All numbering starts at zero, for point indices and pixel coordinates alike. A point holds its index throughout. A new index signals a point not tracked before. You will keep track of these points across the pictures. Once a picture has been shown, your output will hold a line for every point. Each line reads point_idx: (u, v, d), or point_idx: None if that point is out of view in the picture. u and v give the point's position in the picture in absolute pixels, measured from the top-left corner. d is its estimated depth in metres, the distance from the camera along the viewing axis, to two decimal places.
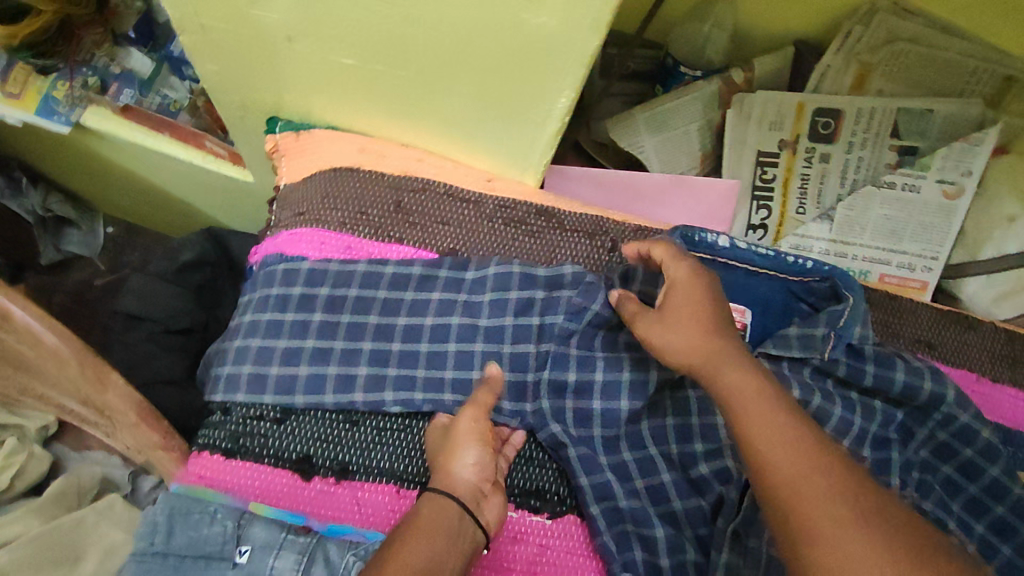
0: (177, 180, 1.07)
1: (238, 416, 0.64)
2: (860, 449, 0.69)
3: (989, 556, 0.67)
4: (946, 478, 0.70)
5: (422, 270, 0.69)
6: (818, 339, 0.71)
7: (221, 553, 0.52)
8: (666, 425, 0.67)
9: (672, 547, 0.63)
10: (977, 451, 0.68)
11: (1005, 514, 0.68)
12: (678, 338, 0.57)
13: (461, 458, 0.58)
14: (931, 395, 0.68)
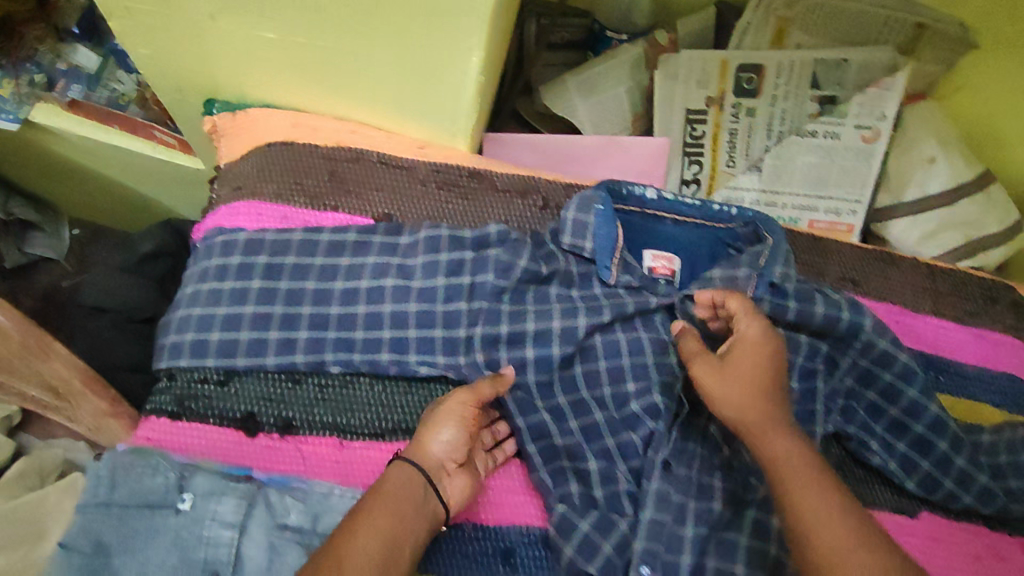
0: (134, 175, 1.11)
1: (183, 380, 0.66)
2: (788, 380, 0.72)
3: (909, 472, 0.73)
4: (870, 403, 0.74)
5: (356, 237, 0.72)
6: (741, 279, 0.74)
7: (164, 501, 0.54)
8: (598, 368, 0.71)
9: (608, 481, 0.67)
10: (895, 374, 0.73)
11: (922, 431, 0.73)
12: (736, 390, 0.60)
13: (434, 434, 0.61)
14: (850, 324, 0.72)
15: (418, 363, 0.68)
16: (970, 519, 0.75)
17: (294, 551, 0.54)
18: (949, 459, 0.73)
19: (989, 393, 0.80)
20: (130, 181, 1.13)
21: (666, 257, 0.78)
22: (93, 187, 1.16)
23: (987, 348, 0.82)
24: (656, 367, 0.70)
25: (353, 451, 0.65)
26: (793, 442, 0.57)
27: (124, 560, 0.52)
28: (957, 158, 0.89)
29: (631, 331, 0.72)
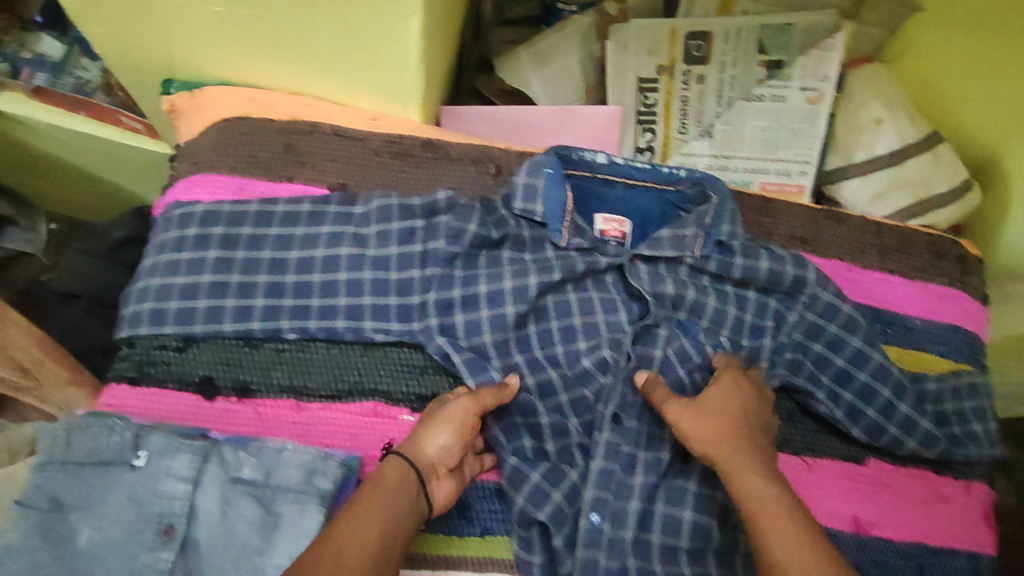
0: (102, 161, 1.11)
1: (142, 346, 0.68)
2: (737, 337, 0.76)
3: (856, 420, 0.76)
4: (816, 357, 0.76)
5: (311, 207, 0.73)
6: (688, 239, 0.76)
7: (119, 458, 0.56)
8: (550, 329, 0.73)
9: (559, 434, 0.70)
10: (840, 325, 0.76)
11: (866, 380, 0.76)
12: (711, 426, 0.64)
13: (435, 437, 0.62)
14: (792, 278, 0.76)
15: (373, 330, 0.70)
16: (916, 464, 0.79)
17: (247, 502, 0.56)
18: (891, 407, 0.76)
19: (933, 343, 0.84)
20: (98, 167, 1.13)
21: (618, 220, 0.81)
22: (62, 173, 1.15)
23: (932, 301, 0.85)
24: (607, 327, 0.74)
25: (311, 412, 0.67)
26: (765, 476, 0.60)
27: (79, 516, 0.54)
28: (904, 119, 0.91)
29: (583, 292, 0.75)
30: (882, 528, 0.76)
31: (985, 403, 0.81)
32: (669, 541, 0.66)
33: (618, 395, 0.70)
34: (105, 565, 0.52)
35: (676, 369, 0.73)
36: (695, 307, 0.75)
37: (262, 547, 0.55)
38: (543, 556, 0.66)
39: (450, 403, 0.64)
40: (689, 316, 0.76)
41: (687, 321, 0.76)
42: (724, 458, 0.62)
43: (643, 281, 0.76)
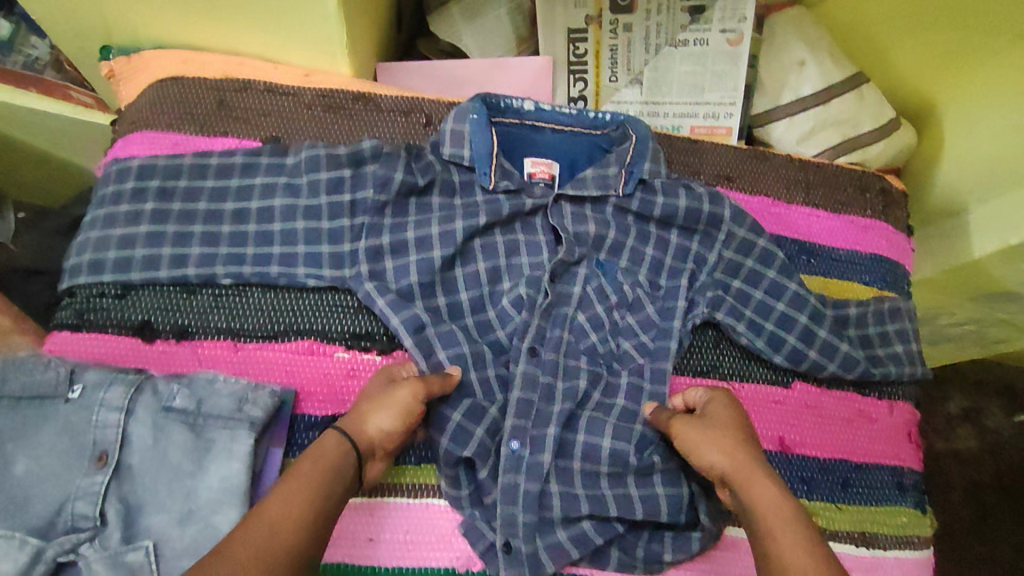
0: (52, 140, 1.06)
1: (83, 295, 0.70)
2: (657, 276, 0.79)
3: (777, 347, 0.79)
4: (737, 291, 0.79)
5: (244, 159, 0.75)
6: (612, 177, 0.80)
7: (53, 392, 0.58)
8: (478, 269, 0.76)
9: (483, 373, 0.72)
10: (756, 259, 0.80)
11: (784, 309, 0.79)
12: (718, 441, 0.63)
13: (377, 418, 0.62)
14: (709, 215, 0.79)
15: (306, 275, 0.72)
16: (841, 387, 0.82)
17: (177, 429, 0.59)
18: (811, 332, 0.79)
19: (858, 273, 0.87)
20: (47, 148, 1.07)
21: (545, 163, 0.84)
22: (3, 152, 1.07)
23: (854, 234, 0.89)
24: (531, 268, 0.77)
25: (248, 352, 0.70)
26: (775, 486, 0.58)
27: (14, 446, 0.56)
28: (827, 60, 0.94)
29: (510, 234, 0.78)
30: (805, 447, 0.79)
31: (907, 325, 0.84)
32: (588, 466, 0.70)
33: (541, 333, 0.74)
34: (41, 491, 0.56)
35: (595, 306, 0.77)
36: (612, 245, 0.79)
37: (193, 470, 0.59)
38: (468, 490, 0.69)
39: (398, 386, 0.64)
40: (609, 256, 0.80)
41: (607, 261, 0.80)
42: (733, 471, 0.61)
43: (565, 220, 0.79)
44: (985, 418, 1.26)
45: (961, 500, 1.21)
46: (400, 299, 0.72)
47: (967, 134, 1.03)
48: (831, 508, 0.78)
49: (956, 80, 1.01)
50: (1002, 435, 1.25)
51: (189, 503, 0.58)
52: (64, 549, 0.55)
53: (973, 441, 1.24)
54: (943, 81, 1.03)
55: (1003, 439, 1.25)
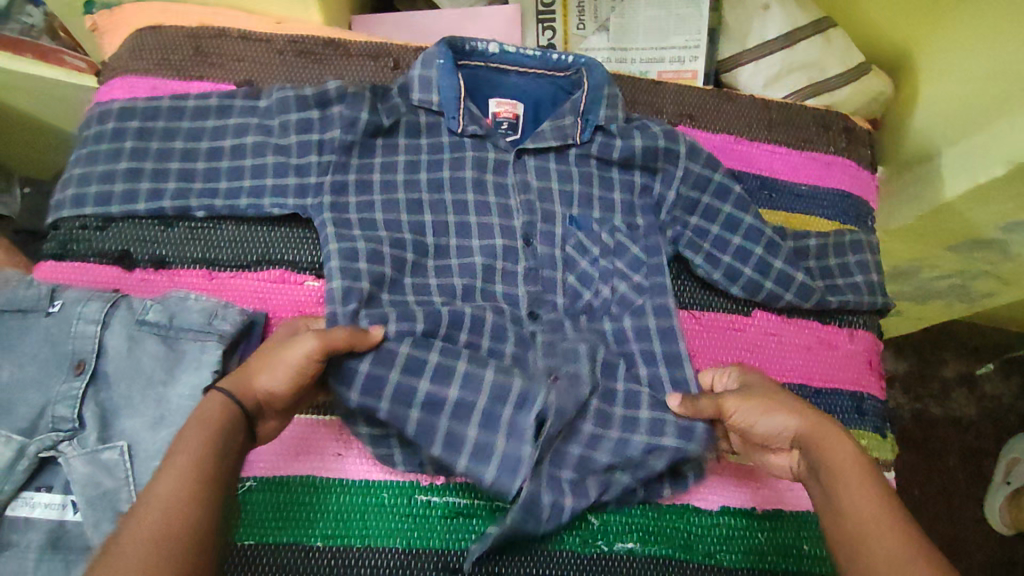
0: (45, 109, 1.03)
1: (67, 227, 0.75)
2: (629, 217, 0.82)
3: (735, 282, 0.81)
4: (696, 227, 0.81)
5: (218, 101, 0.78)
6: (569, 127, 0.82)
7: (36, 306, 0.62)
8: (447, 224, 0.78)
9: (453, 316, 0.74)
10: (711, 197, 0.82)
11: (739, 246, 0.81)
12: (788, 407, 0.63)
13: (260, 377, 0.61)
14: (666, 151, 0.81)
15: (270, 206, 0.75)
16: (801, 315, 0.84)
17: (151, 340, 0.63)
18: (766, 263, 0.80)
19: (820, 208, 0.89)
20: (42, 116, 1.05)
21: (509, 103, 0.87)
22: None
23: (818, 170, 0.91)
24: (496, 210, 0.79)
25: (222, 280, 0.74)
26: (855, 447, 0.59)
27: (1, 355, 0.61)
28: (792, 5, 0.96)
29: (479, 175, 0.80)
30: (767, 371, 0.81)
31: (868, 257, 0.86)
32: None
33: (503, 270, 0.77)
34: (24, 395, 0.60)
35: (580, 263, 0.78)
36: (581, 195, 0.81)
37: (166, 378, 0.62)
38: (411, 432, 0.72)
39: (291, 346, 0.62)
40: (581, 211, 0.81)
41: (580, 215, 0.80)
42: (811, 436, 0.61)
43: (531, 175, 0.81)
44: (981, 384, 1.28)
45: (959, 464, 1.22)
46: (364, 233, 0.74)
47: (946, 82, 1.03)
48: None
49: (935, 27, 1.01)
50: (1001, 401, 1.27)
51: (161, 408, 0.62)
52: (47, 446, 0.59)
53: (971, 408, 1.26)
54: (925, 29, 1.03)
55: (1002, 403, 1.27)
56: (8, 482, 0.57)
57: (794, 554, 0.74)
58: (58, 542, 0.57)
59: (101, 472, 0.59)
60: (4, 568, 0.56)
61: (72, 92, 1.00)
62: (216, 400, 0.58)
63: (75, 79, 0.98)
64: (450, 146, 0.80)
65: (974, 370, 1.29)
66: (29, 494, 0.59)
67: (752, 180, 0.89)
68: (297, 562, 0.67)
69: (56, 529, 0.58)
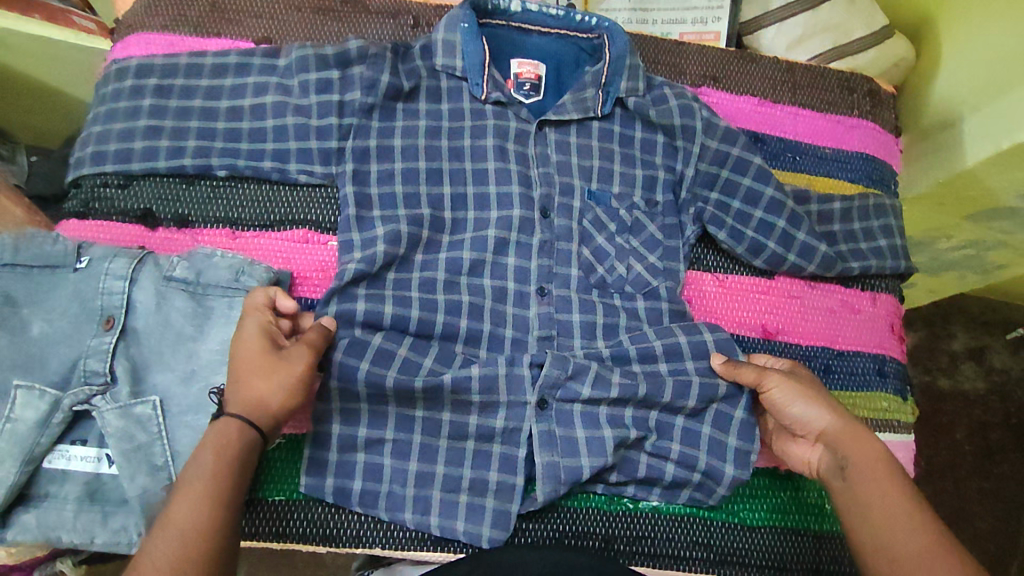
0: (58, 71, 1.02)
1: (87, 185, 0.74)
2: (651, 185, 0.81)
3: (758, 251, 0.80)
4: (717, 197, 0.81)
5: (237, 59, 0.76)
6: (590, 99, 0.81)
7: (63, 262, 0.62)
8: (466, 192, 0.77)
9: (478, 284, 0.74)
10: (733, 164, 0.81)
11: (762, 216, 0.80)
12: (814, 399, 0.65)
13: (270, 396, 0.57)
14: (683, 125, 0.81)
15: (298, 171, 0.74)
16: (824, 279, 0.84)
17: (179, 296, 0.63)
18: (789, 236, 0.80)
19: (843, 171, 0.88)
20: (53, 80, 1.03)
21: (532, 63, 0.84)
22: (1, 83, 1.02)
23: (842, 133, 0.90)
24: (518, 174, 0.77)
25: (246, 239, 0.75)
26: (873, 441, 0.62)
27: (31, 310, 0.60)
28: None
29: (501, 139, 0.78)
30: (790, 335, 0.82)
31: (892, 221, 0.85)
32: None
33: (523, 237, 0.76)
34: (56, 350, 0.60)
35: (596, 238, 0.78)
36: (603, 161, 0.80)
37: (195, 334, 0.62)
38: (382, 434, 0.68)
39: (291, 359, 0.58)
40: (602, 180, 0.80)
41: (599, 191, 0.79)
42: (833, 432, 0.63)
43: (550, 146, 0.80)
44: (990, 358, 1.28)
45: (966, 438, 1.23)
46: (382, 205, 0.75)
47: (975, 46, 1.00)
48: None
49: None
50: (1010, 374, 1.27)
51: (191, 364, 0.61)
52: (80, 400, 0.59)
53: (980, 381, 1.26)
54: None
55: (1011, 377, 1.27)
56: (45, 435, 0.58)
57: (815, 512, 0.74)
58: (96, 494, 0.58)
59: (135, 426, 0.59)
60: (44, 516, 0.57)
61: (83, 52, 0.98)
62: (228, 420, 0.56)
63: (84, 39, 0.96)
64: (471, 112, 0.79)
65: (983, 345, 1.29)
66: (65, 447, 0.59)
67: (775, 142, 0.88)
68: (327, 518, 0.69)
69: (93, 482, 0.58)
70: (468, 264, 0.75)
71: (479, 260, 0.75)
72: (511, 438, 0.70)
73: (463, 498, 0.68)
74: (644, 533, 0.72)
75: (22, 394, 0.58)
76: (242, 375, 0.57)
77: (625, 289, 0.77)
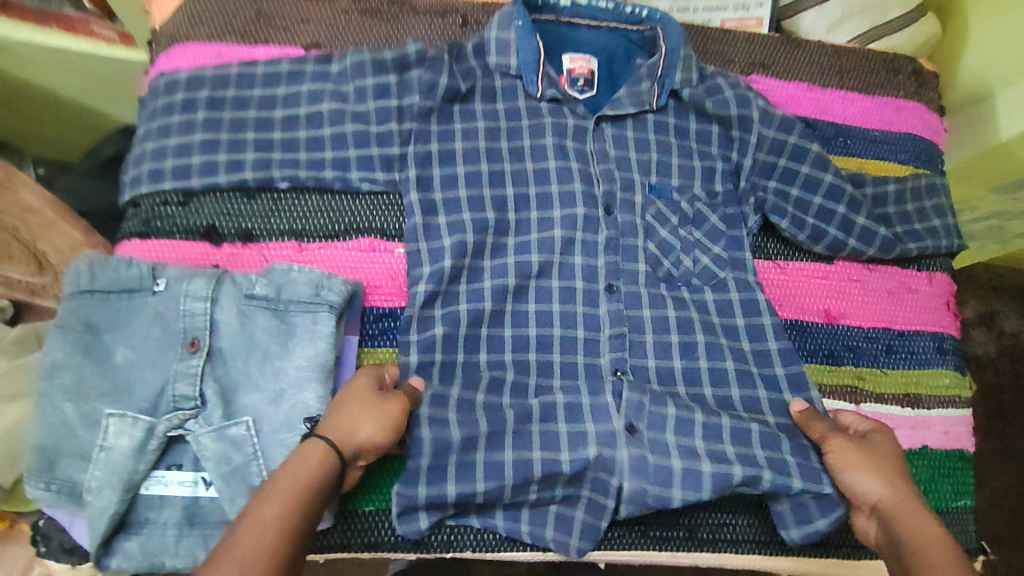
0: (80, 83, 0.98)
1: (147, 203, 0.73)
2: (709, 177, 0.81)
3: (820, 237, 0.81)
4: (776, 188, 0.81)
5: (289, 67, 0.75)
6: (646, 92, 0.80)
7: (140, 285, 0.60)
8: (528, 192, 0.76)
9: (546, 285, 0.74)
10: (791, 153, 0.81)
11: (821, 202, 0.80)
12: (881, 469, 0.65)
13: (364, 429, 0.57)
14: (738, 117, 0.81)
15: (360, 179, 0.73)
16: (883, 261, 0.84)
17: (262, 314, 0.62)
18: (850, 221, 0.80)
19: (894, 152, 0.89)
20: (77, 94, 1.00)
21: (584, 57, 0.84)
22: (12, 98, 0.98)
23: (890, 115, 0.90)
24: (579, 171, 0.77)
25: (313, 250, 0.73)
26: (933, 525, 0.60)
27: (113, 337, 0.59)
28: None
29: (560, 138, 0.78)
30: (852, 318, 0.82)
31: (943, 200, 0.86)
32: (650, 367, 0.73)
33: (588, 239, 0.75)
34: (142, 376, 0.59)
35: (660, 232, 0.77)
36: (662, 154, 0.80)
37: (282, 352, 0.61)
38: (466, 442, 0.67)
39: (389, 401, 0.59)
40: (661, 177, 0.79)
41: (660, 185, 0.79)
42: (892, 508, 0.62)
43: (608, 141, 0.79)
44: None
45: (979, 403, 1.14)
46: (448, 209, 0.74)
47: (1001, 21, 1.00)
48: (876, 372, 0.81)
49: None
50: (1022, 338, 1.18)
51: (281, 382, 0.60)
52: (173, 425, 0.58)
53: None
54: None
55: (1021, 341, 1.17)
56: (141, 463, 0.57)
57: None
58: (195, 518, 0.58)
59: (231, 448, 0.58)
60: (147, 541, 0.57)
61: (104, 62, 0.94)
62: (317, 450, 0.55)
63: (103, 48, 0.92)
64: (528, 110, 0.78)
65: None
66: (160, 473, 0.58)
67: (826, 127, 0.88)
68: None
69: (191, 505, 0.58)
70: (536, 265, 0.74)
71: (548, 260, 0.74)
72: (604, 464, 0.68)
73: (552, 502, 0.69)
74: (727, 521, 0.73)
75: (114, 423, 0.57)
76: (344, 401, 0.58)
77: (692, 281, 0.77)
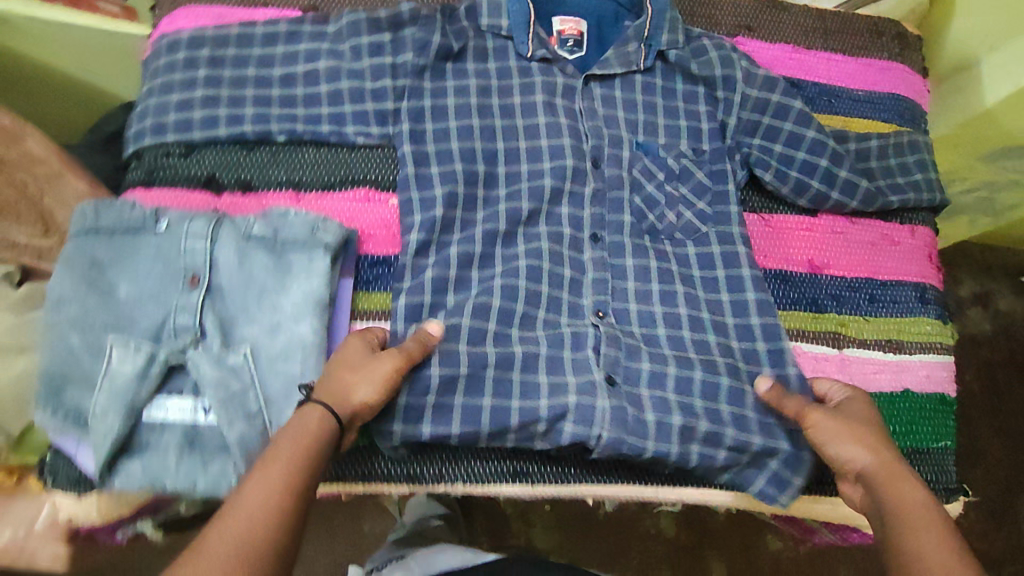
0: (87, 57, 1.01)
1: (150, 155, 0.75)
2: (695, 133, 0.83)
3: (802, 191, 0.83)
4: (761, 144, 0.83)
5: (287, 27, 0.78)
6: (633, 53, 0.83)
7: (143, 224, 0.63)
8: (518, 147, 0.78)
9: (535, 234, 0.76)
10: (775, 109, 0.83)
11: (805, 157, 0.82)
12: (860, 437, 0.63)
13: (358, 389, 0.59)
14: (723, 76, 0.83)
15: (355, 133, 0.76)
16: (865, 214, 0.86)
17: (259, 252, 0.64)
18: (832, 175, 0.82)
19: (877, 111, 0.91)
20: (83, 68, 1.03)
21: (574, 19, 0.86)
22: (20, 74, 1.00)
23: (873, 75, 0.92)
24: (568, 127, 0.79)
25: (309, 201, 0.76)
26: (916, 489, 0.59)
27: (117, 272, 0.62)
28: None
29: (550, 95, 0.80)
30: (835, 269, 0.84)
31: (926, 156, 0.87)
32: (637, 314, 0.75)
33: (575, 191, 0.78)
34: (145, 308, 0.62)
35: (646, 187, 0.79)
36: (648, 112, 0.82)
37: (278, 288, 0.64)
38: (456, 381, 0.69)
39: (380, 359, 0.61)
40: (648, 136, 0.82)
41: (646, 142, 0.81)
42: (874, 474, 0.61)
43: (597, 99, 0.81)
44: None
45: (972, 376, 1.16)
46: (441, 160, 0.76)
47: None
48: (859, 319, 0.83)
49: None
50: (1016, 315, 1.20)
51: (277, 316, 0.63)
52: (176, 352, 0.61)
53: None
54: None
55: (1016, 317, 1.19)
56: (144, 388, 0.60)
57: None
58: (194, 442, 0.60)
59: (229, 375, 0.61)
60: (150, 464, 0.60)
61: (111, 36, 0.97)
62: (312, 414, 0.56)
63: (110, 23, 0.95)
64: (519, 69, 0.80)
65: None
66: (162, 399, 0.61)
67: (811, 86, 0.90)
68: (409, 459, 0.71)
69: (191, 431, 0.61)
70: (525, 216, 0.76)
71: (537, 211, 0.77)
72: (582, 413, 0.68)
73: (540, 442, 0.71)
74: None
75: (118, 351, 0.60)
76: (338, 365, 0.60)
77: (676, 235, 0.79)
